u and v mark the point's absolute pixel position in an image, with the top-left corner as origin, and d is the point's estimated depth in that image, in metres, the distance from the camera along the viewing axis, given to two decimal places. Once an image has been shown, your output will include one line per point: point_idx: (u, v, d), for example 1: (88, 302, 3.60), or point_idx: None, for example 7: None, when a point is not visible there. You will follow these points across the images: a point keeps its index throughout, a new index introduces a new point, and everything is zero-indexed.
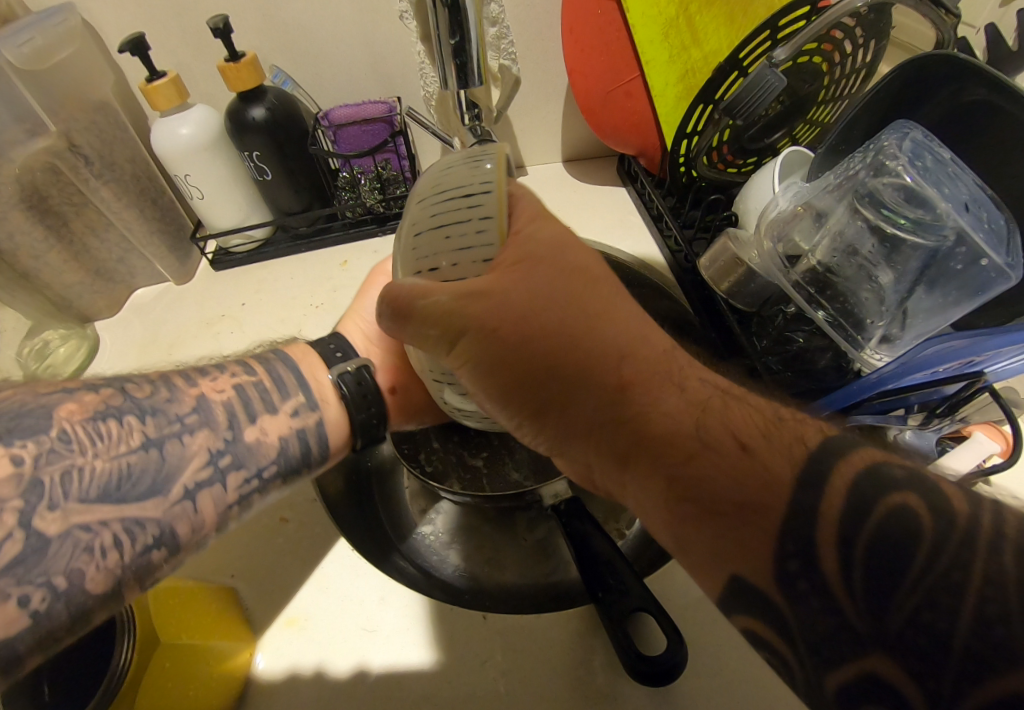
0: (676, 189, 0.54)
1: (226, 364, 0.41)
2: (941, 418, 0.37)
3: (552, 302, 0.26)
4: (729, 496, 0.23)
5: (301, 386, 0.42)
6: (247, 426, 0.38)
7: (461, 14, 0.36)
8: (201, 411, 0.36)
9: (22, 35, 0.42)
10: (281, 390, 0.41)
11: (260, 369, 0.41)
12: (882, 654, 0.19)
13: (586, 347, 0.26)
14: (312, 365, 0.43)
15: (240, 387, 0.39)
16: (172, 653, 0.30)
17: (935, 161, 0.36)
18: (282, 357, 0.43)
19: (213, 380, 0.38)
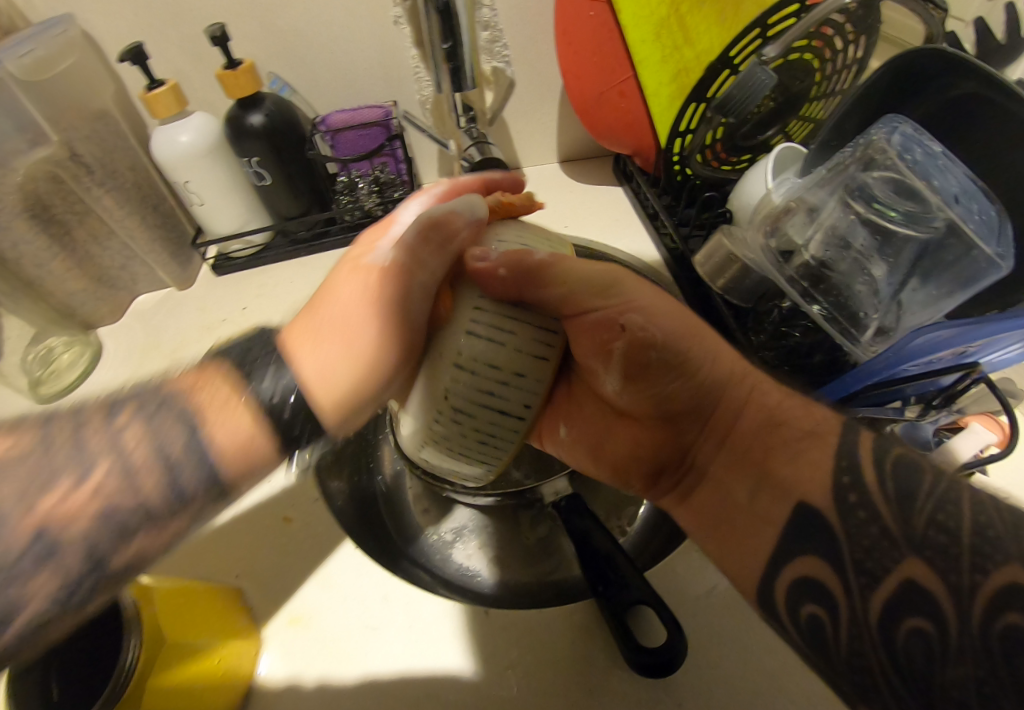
0: (671, 187, 0.54)
1: (91, 449, 0.26)
2: (937, 408, 0.38)
3: (673, 323, 0.37)
4: (797, 446, 0.33)
5: (212, 476, 0.27)
6: (117, 543, 0.25)
7: (453, 19, 0.36)
8: (49, 543, 0.24)
9: (22, 46, 0.43)
10: (174, 494, 0.26)
11: (139, 451, 0.26)
12: (916, 559, 0.26)
13: (700, 351, 0.37)
14: (229, 424, 0.28)
15: (110, 502, 0.25)
16: (178, 653, 0.30)
17: (925, 154, 0.35)
18: (176, 409, 0.27)
19: (63, 494, 0.25)
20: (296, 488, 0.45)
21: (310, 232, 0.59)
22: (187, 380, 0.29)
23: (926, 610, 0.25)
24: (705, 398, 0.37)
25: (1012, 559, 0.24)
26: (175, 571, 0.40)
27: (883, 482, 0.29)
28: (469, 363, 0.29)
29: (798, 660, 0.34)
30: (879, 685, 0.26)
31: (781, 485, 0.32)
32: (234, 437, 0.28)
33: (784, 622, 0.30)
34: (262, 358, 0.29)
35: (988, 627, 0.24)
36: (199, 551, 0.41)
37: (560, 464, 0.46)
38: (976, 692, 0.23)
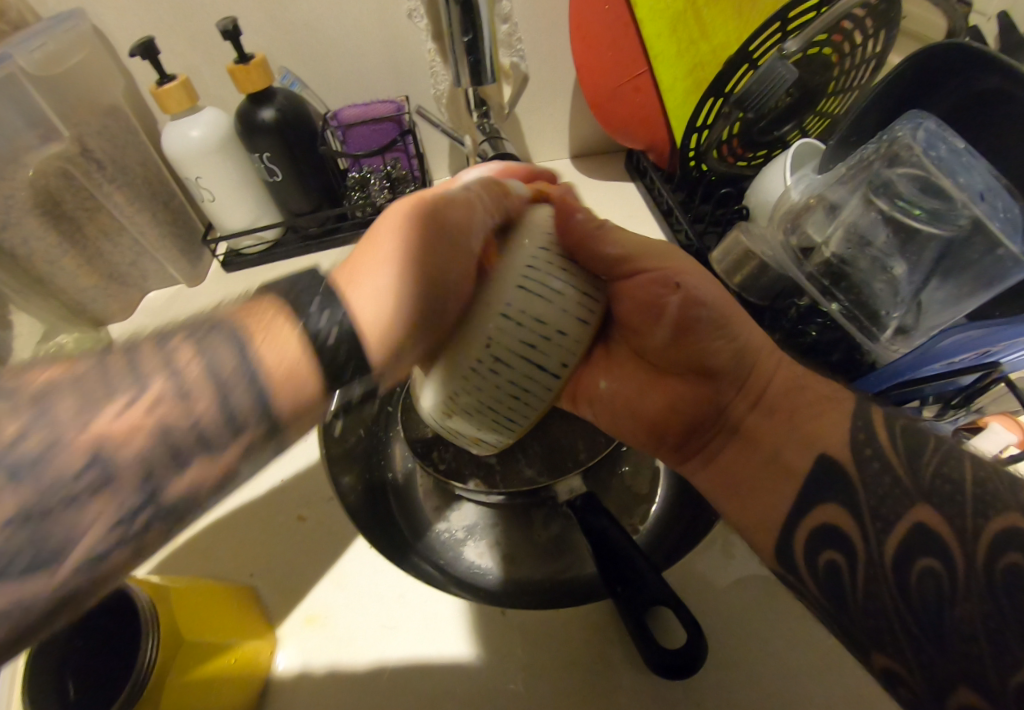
0: (686, 182, 0.53)
1: (138, 370, 0.20)
2: (956, 408, 0.38)
3: (716, 292, 0.38)
4: (809, 410, 0.35)
5: (266, 398, 0.22)
6: (171, 468, 0.20)
7: (473, 12, 0.36)
8: (104, 464, 0.19)
9: (34, 40, 0.43)
10: (227, 417, 0.21)
11: (191, 368, 0.21)
12: (925, 505, 0.28)
13: (734, 318, 0.38)
14: (278, 345, 0.23)
15: (163, 415, 0.20)
16: (195, 651, 0.30)
17: (950, 151, 0.35)
18: (226, 332, 0.22)
19: (116, 413, 0.19)
20: (310, 486, 0.45)
21: (320, 227, 0.58)
22: (239, 308, 0.23)
23: (937, 553, 0.27)
24: (744, 359, 0.38)
25: (1011, 509, 0.26)
26: (190, 569, 0.40)
27: (894, 440, 0.31)
28: (516, 315, 0.28)
29: (818, 660, 0.33)
30: (901, 638, 0.26)
31: (807, 437, 0.34)
32: (282, 363, 0.22)
33: (805, 579, 0.31)
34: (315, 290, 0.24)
35: (993, 565, 0.25)
36: (212, 549, 0.41)
37: (573, 461, 0.45)
38: (988, 637, 0.24)
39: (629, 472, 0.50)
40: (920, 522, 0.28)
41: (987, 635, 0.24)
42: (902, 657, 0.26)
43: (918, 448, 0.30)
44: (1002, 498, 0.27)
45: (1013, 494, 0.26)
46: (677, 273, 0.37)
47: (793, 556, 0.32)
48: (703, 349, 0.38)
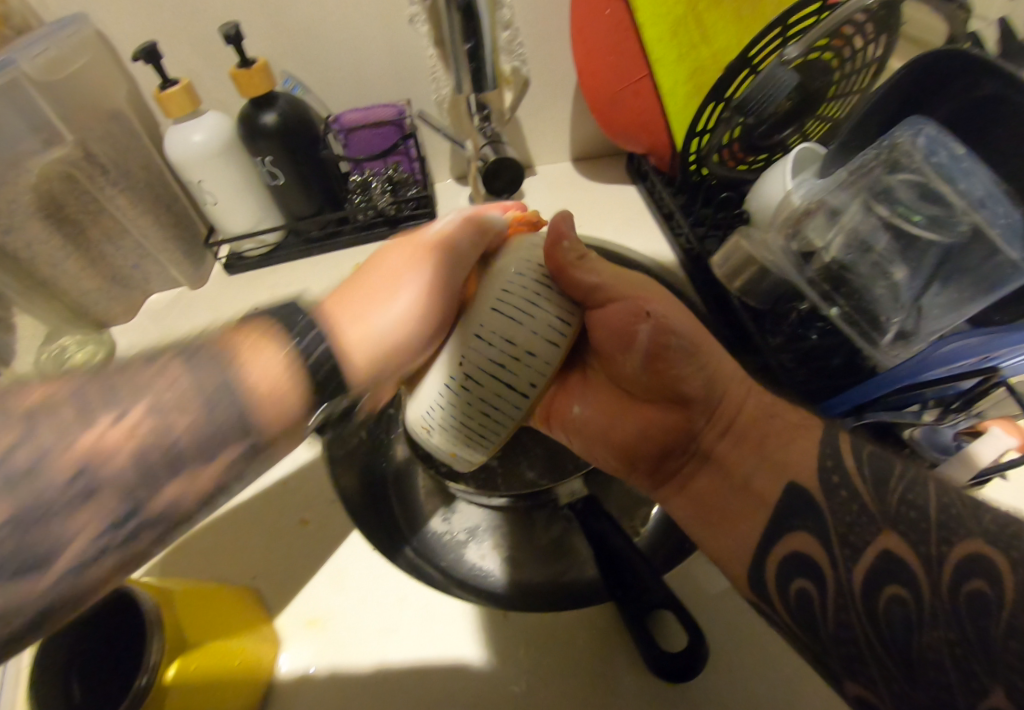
0: (686, 187, 0.54)
1: (123, 393, 0.21)
2: (957, 412, 0.35)
3: (688, 323, 0.39)
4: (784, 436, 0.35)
5: (247, 416, 0.23)
6: (163, 473, 0.21)
7: (476, 19, 0.36)
8: (90, 481, 0.20)
9: (37, 45, 0.43)
10: (223, 425, 0.23)
11: (185, 384, 0.22)
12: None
13: (704, 348, 0.39)
14: (259, 366, 0.24)
15: (155, 438, 0.21)
16: (201, 655, 0.30)
17: (951, 157, 0.35)
18: (215, 359, 0.23)
19: (117, 418, 0.21)
20: (312, 489, 0.45)
21: (321, 231, 0.58)
22: (229, 327, 0.25)
23: (904, 580, 0.26)
24: (712, 388, 0.38)
25: (975, 534, 0.25)
26: (195, 572, 0.41)
27: (863, 467, 0.30)
28: (488, 335, 0.32)
29: (816, 663, 0.34)
30: (869, 662, 0.26)
31: (776, 465, 0.34)
32: (263, 379, 0.24)
33: (774, 601, 0.31)
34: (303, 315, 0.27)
35: (956, 592, 0.25)
36: (215, 552, 0.42)
37: (572, 466, 0.46)
38: (952, 659, 0.24)
39: None
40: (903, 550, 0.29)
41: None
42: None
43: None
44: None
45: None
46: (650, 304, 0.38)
47: (764, 567, 0.32)
48: (675, 377, 0.39)
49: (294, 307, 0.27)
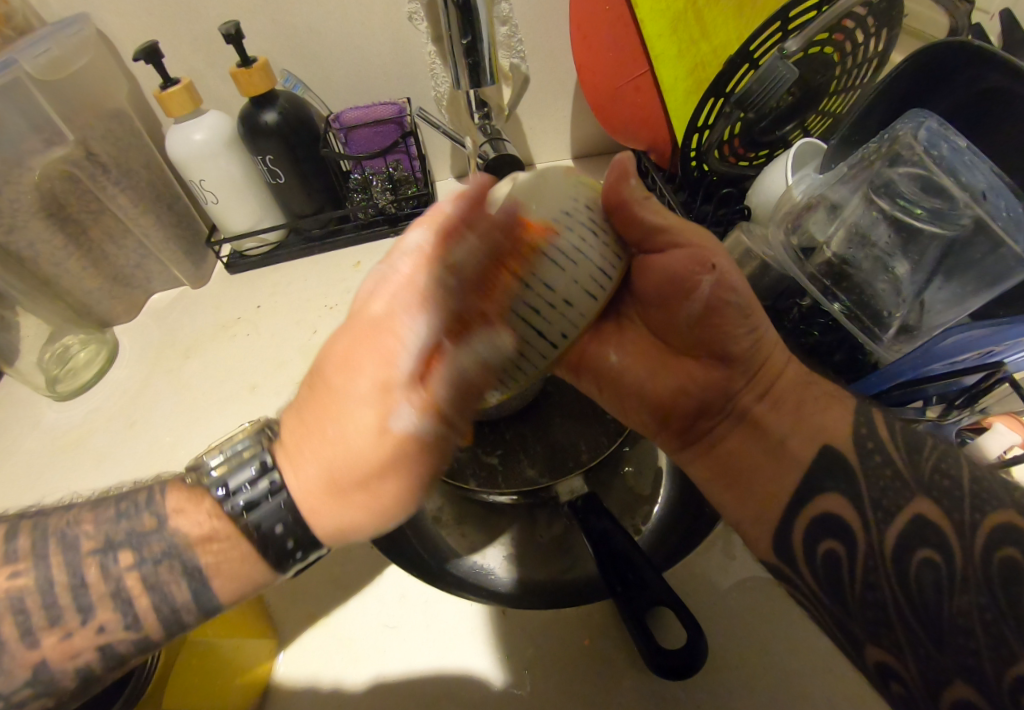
0: (688, 183, 0.52)
1: (89, 602, 0.26)
2: (960, 409, 0.38)
3: (745, 283, 0.36)
4: (812, 407, 0.35)
5: (207, 607, 0.28)
6: (115, 668, 0.27)
7: (473, 15, 0.36)
8: (48, 679, 0.25)
9: (39, 45, 0.43)
10: (171, 622, 0.27)
11: (142, 605, 0.26)
12: (924, 497, 0.30)
13: (757, 313, 0.36)
14: (232, 575, 0.28)
15: (108, 640, 0.26)
16: (193, 649, 0.32)
17: (952, 150, 0.34)
18: (181, 579, 0.27)
19: (65, 634, 0.25)
20: None
21: (323, 229, 0.59)
22: (183, 506, 0.28)
23: (933, 544, 0.28)
24: (761, 347, 0.37)
25: (1008, 507, 0.28)
26: None
27: (893, 434, 0.32)
28: (530, 282, 0.28)
29: (821, 659, 0.33)
30: (896, 626, 0.28)
31: (812, 427, 0.34)
32: (228, 579, 0.28)
33: (796, 564, 0.33)
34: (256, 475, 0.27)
35: (989, 559, 0.27)
36: None
37: (575, 460, 0.46)
38: (981, 622, 0.26)
39: (631, 474, 0.50)
40: (919, 513, 0.29)
41: (983, 626, 0.26)
42: (898, 651, 0.28)
43: (918, 444, 0.32)
44: (995, 497, 0.28)
45: (1007, 496, 0.28)
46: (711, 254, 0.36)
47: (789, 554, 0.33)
48: (725, 337, 0.36)
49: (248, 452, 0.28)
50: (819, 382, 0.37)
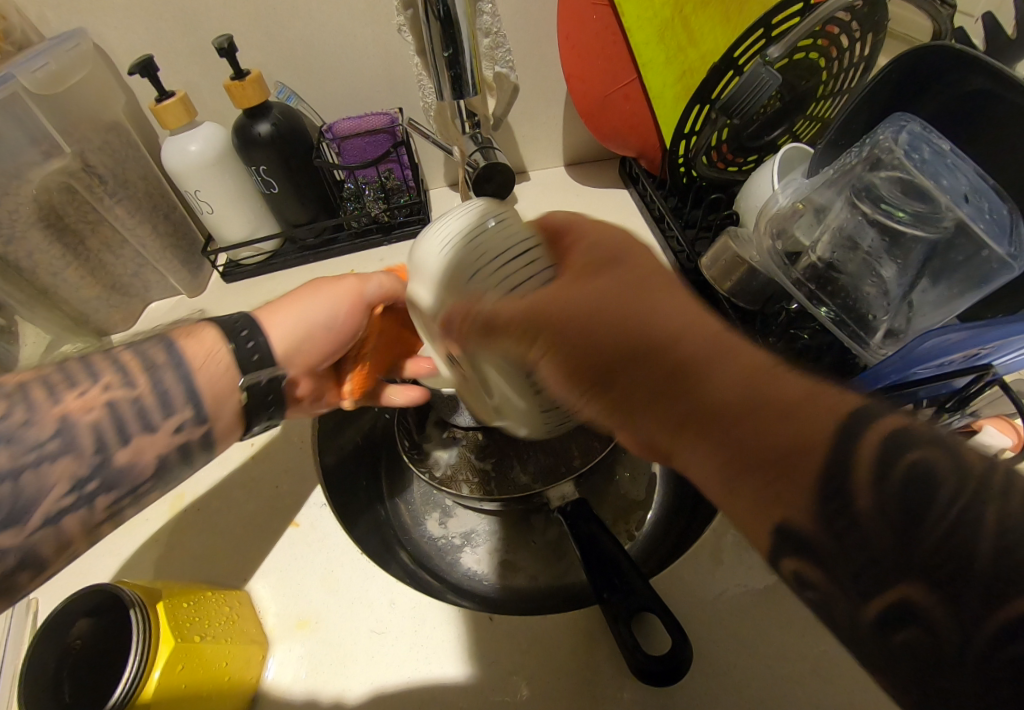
0: (677, 190, 0.54)
1: (98, 366, 0.31)
2: (952, 411, 0.36)
3: (636, 334, 0.24)
4: (765, 464, 0.22)
5: (200, 404, 0.33)
6: (118, 445, 0.30)
7: (454, 29, 0.36)
8: (71, 431, 0.29)
9: (37, 60, 0.44)
10: (167, 406, 0.32)
11: (143, 377, 0.31)
12: (920, 575, 0.19)
13: (680, 371, 0.23)
14: (217, 372, 0.34)
15: (114, 403, 0.30)
16: (184, 656, 0.30)
17: (934, 153, 0.35)
18: (177, 360, 0.33)
19: (81, 392, 0.30)
20: (305, 491, 0.45)
21: (318, 238, 0.59)
22: (175, 328, 0.35)
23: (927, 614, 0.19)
24: (701, 399, 0.23)
25: None
26: (187, 572, 0.41)
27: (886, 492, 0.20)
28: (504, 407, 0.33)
29: (806, 667, 0.33)
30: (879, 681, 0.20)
31: (768, 504, 0.22)
32: (216, 386, 0.34)
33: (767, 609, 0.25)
34: (253, 332, 0.36)
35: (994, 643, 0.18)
36: (208, 555, 0.41)
37: (567, 468, 0.46)
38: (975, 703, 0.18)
39: (626, 480, 0.50)
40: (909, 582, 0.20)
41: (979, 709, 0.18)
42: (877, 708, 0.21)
43: (919, 502, 0.20)
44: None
45: None
46: (572, 330, 0.25)
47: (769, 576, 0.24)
48: (636, 317, 0.24)
49: (246, 323, 0.36)
50: (780, 444, 0.21)
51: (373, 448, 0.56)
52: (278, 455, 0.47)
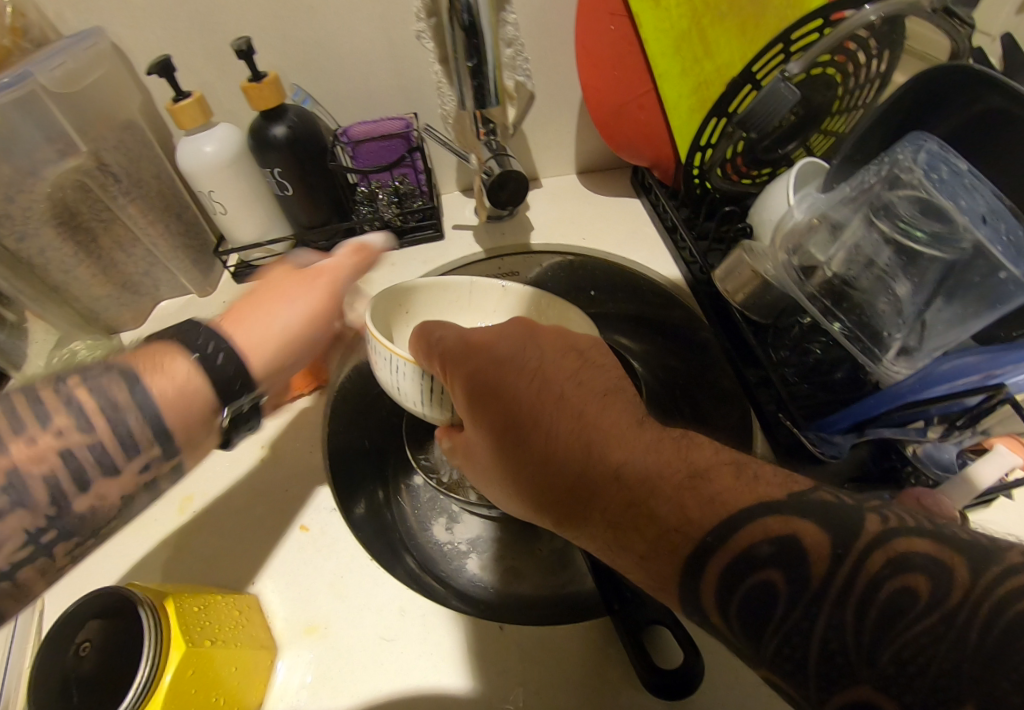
0: (690, 200, 0.54)
1: (48, 408, 0.27)
2: (962, 429, 0.35)
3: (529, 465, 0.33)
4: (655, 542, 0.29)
5: (159, 437, 0.29)
6: (74, 493, 0.27)
7: (479, 38, 0.37)
8: (17, 485, 0.25)
9: (54, 59, 0.44)
10: (128, 444, 0.28)
11: (104, 422, 0.27)
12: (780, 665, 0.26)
13: (565, 483, 0.32)
14: (186, 403, 0.29)
15: (69, 451, 0.27)
16: (195, 660, 0.30)
17: (951, 172, 0.35)
18: (139, 396, 0.28)
19: (31, 440, 0.26)
20: (313, 497, 0.45)
21: (329, 242, 0.59)
22: (132, 352, 0.30)
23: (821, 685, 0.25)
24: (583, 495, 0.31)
25: (861, 683, 0.24)
26: (195, 576, 0.41)
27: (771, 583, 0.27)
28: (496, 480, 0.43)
29: None
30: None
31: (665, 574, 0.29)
32: (182, 412, 0.29)
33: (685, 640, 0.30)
34: (216, 346, 0.31)
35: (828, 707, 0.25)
36: (216, 558, 0.41)
37: None
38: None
39: None
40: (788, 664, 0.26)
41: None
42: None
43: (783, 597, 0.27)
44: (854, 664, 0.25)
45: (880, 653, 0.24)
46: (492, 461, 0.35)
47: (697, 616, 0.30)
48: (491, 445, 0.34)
49: (212, 335, 0.31)
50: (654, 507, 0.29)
51: (381, 453, 0.56)
52: (288, 458, 0.47)
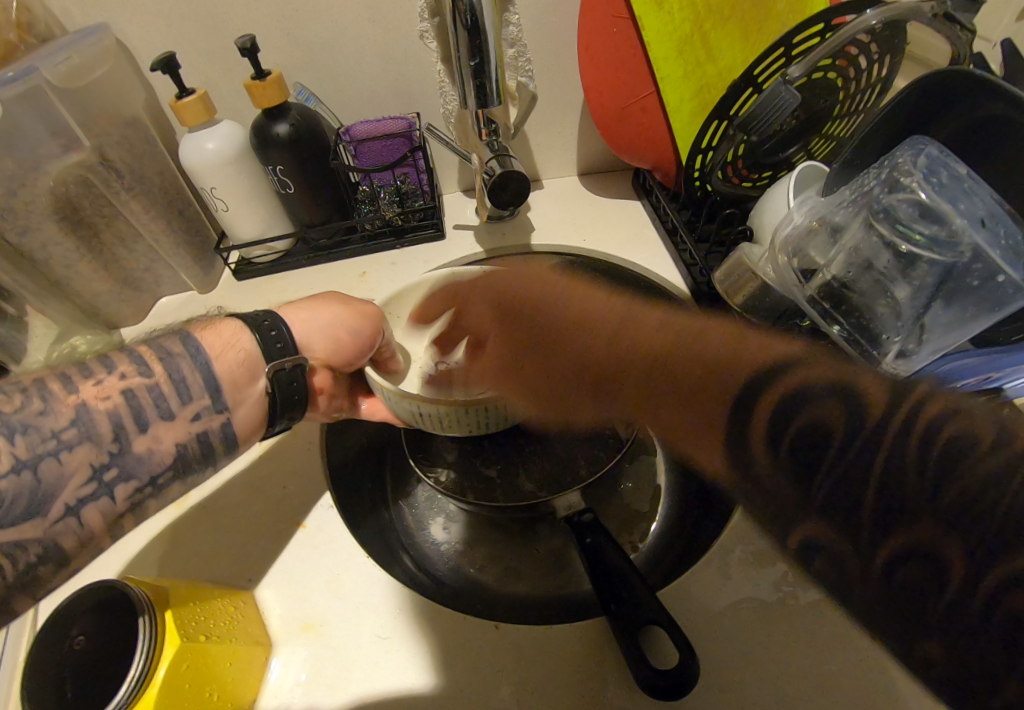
0: (691, 203, 0.55)
1: (113, 359, 0.32)
2: None
3: None
4: None
5: (210, 383, 0.33)
6: (135, 435, 0.31)
7: (481, 39, 0.37)
8: (83, 424, 0.29)
9: (59, 54, 0.44)
10: (181, 394, 0.33)
11: (160, 367, 0.32)
12: None
13: None
14: (233, 360, 0.35)
15: (131, 391, 0.31)
16: (190, 655, 0.30)
17: (951, 176, 0.35)
18: (193, 350, 0.34)
19: (97, 381, 0.31)
20: (308, 495, 0.45)
21: (330, 240, 0.59)
22: (190, 325, 0.37)
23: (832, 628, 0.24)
24: None
25: None
26: (192, 570, 0.41)
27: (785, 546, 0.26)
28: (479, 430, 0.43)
29: (811, 686, 0.33)
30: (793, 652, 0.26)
31: None
32: (232, 369, 0.34)
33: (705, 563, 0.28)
34: (269, 321, 0.38)
35: None
36: (212, 553, 0.41)
37: (574, 479, 0.47)
38: None
39: (630, 490, 0.51)
40: None
41: None
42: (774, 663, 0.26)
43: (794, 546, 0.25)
44: None
45: None
46: None
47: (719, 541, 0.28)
48: None
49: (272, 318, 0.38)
50: None
51: (379, 451, 0.56)
52: (284, 456, 0.47)
